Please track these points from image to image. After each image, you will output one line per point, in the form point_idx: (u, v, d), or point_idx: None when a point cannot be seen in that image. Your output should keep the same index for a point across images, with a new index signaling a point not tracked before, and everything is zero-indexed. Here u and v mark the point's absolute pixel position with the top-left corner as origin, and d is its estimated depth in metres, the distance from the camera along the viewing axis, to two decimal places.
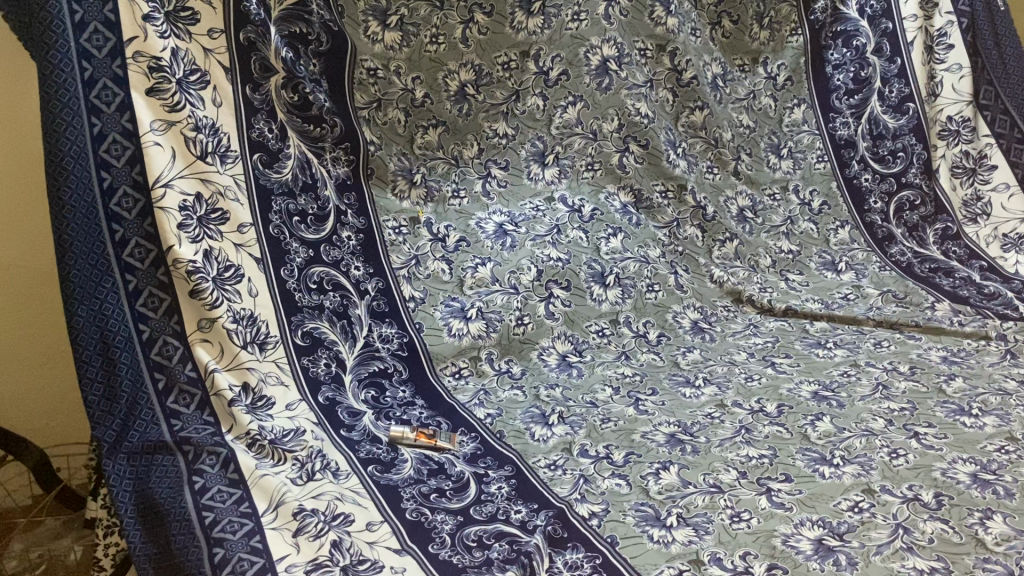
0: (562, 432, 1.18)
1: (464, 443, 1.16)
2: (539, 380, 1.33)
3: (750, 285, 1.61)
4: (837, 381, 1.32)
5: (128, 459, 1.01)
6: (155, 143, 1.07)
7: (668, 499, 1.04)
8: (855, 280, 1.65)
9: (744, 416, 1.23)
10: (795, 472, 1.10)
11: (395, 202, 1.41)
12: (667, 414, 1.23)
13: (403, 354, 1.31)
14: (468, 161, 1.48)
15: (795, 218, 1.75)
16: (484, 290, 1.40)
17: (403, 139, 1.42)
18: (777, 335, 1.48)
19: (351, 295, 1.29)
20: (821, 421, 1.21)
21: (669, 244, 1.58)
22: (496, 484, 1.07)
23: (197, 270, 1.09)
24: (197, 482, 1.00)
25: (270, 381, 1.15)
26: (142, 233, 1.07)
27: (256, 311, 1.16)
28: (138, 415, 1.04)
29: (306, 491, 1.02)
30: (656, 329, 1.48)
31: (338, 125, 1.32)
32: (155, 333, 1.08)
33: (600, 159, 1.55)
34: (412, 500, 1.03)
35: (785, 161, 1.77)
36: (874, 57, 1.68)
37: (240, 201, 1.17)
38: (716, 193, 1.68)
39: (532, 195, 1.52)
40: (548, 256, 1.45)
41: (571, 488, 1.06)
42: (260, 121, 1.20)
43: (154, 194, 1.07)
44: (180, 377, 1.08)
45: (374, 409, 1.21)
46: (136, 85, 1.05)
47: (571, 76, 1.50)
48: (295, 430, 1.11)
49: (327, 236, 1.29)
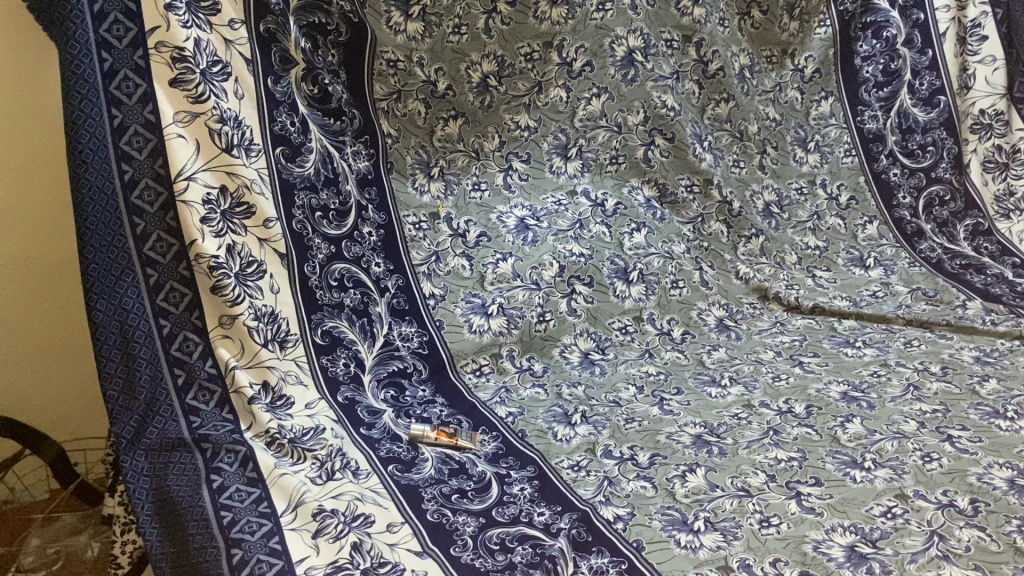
0: (585, 432, 1.15)
1: (485, 442, 1.13)
2: (560, 378, 1.30)
3: (776, 283, 1.57)
4: (866, 381, 1.29)
5: (147, 456, 1.01)
6: (178, 136, 1.05)
7: (695, 502, 1.02)
8: (883, 277, 1.62)
9: (772, 417, 1.20)
10: (825, 475, 1.07)
11: (415, 197, 1.39)
12: (692, 415, 1.20)
13: (424, 353, 1.28)
14: (489, 154, 1.44)
15: (822, 213, 1.72)
16: (505, 285, 1.38)
17: (423, 131, 1.40)
18: (806, 334, 1.45)
19: (371, 292, 1.27)
20: (851, 422, 1.18)
21: (694, 240, 1.55)
22: (519, 485, 1.04)
23: (219, 266, 1.08)
24: (215, 480, 0.99)
25: (290, 380, 1.14)
26: (163, 228, 1.06)
27: (277, 309, 1.15)
28: (157, 412, 1.04)
29: (325, 491, 1.00)
30: (681, 326, 1.45)
31: (357, 117, 1.30)
32: (174, 329, 1.07)
33: (624, 153, 1.53)
34: (433, 500, 1.00)
35: (811, 155, 1.73)
36: (905, 49, 1.64)
37: (265, 195, 1.14)
38: (742, 186, 1.65)
39: (554, 188, 1.49)
40: (569, 251, 1.42)
41: (595, 490, 1.04)
42: (283, 114, 1.18)
43: (176, 188, 1.05)
44: (200, 373, 1.08)
45: (394, 409, 1.19)
46: (158, 76, 1.03)
47: (596, 68, 1.46)
48: (315, 429, 1.09)
49: (349, 232, 1.26)
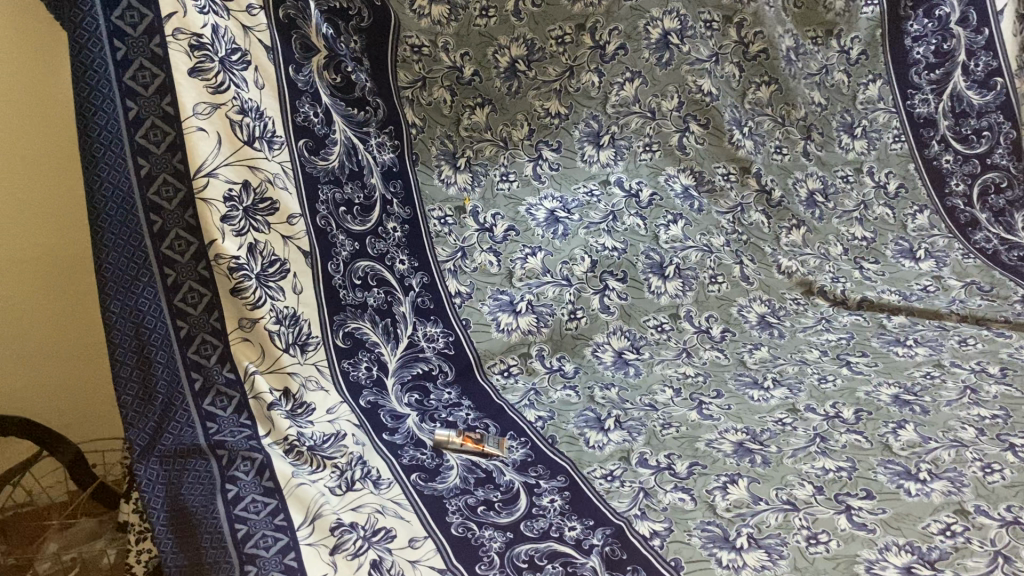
0: (619, 439, 1.09)
1: (514, 449, 1.07)
2: (593, 379, 1.22)
3: (821, 276, 1.48)
4: (919, 384, 1.22)
5: (160, 462, 0.97)
6: (198, 129, 0.99)
7: (737, 517, 0.95)
8: (935, 270, 1.53)
9: (818, 423, 1.13)
10: (877, 487, 1.00)
11: (441, 189, 1.33)
12: (733, 420, 1.14)
13: (450, 354, 1.22)
14: (518, 143, 1.38)
15: (870, 201, 1.62)
16: (535, 281, 1.31)
17: (449, 120, 1.34)
18: (853, 332, 1.37)
19: (396, 292, 1.21)
20: (904, 429, 1.11)
21: (734, 232, 1.47)
22: (549, 497, 0.99)
23: (240, 267, 1.03)
24: (230, 490, 0.95)
25: (311, 385, 1.09)
26: (182, 225, 1.01)
27: (299, 310, 1.10)
28: (172, 418, 1.00)
29: (344, 503, 0.94)
30: (720, 324, 1.36)
31: (381, 107, 1.25)
32: (193, 331, 1.03)
33: (659, 140, 1.45)
34: (457, 513, 0.95)
35: (858, 141, 1.65)
36: (958, 28, 1.55)
37: (289, 190, 1.09)
38: (784, 175, 1.56)
39: (586, 177, 1.42)
40: (602, 245, 1.35)
41: (630, 503, 0.98)
42: (306, 104, 1.12)
43: (196, 184, 1.00)
44: (217, 379, 1.04)
45: (418, 413, 1.13)
46: (177, 65, 0.98)
47: (630, 51, 1.39)
48: (336, 436, 1.05)
49: (373, 227, 1.21)
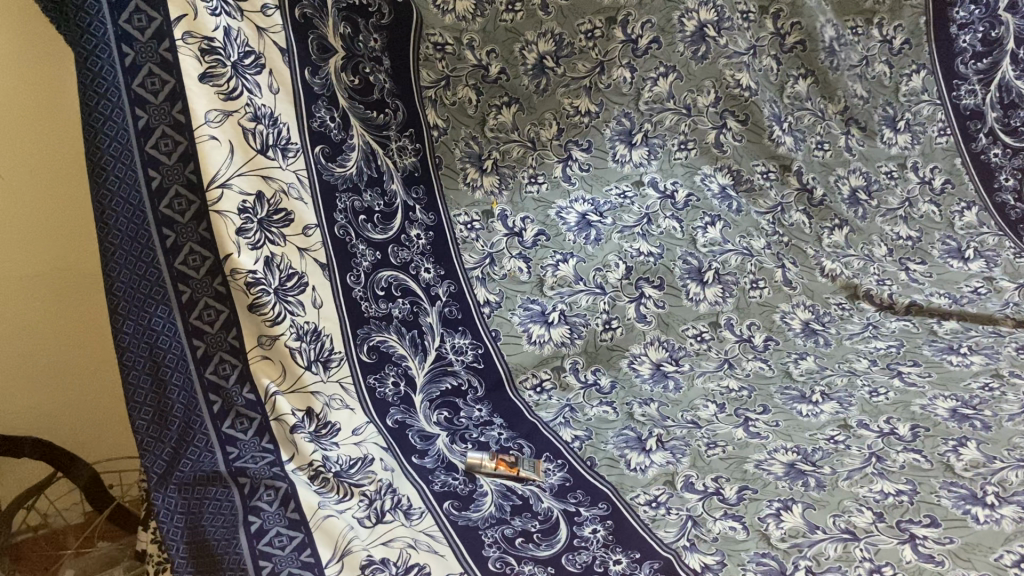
0: (662, 461, 1.03)
1: (551, 473, 1.01)
2: (631, 395, 1.16)
3: (866, 279, 1.41)
4: (978, 397, 1.15)
5: (178, 491, 0.92)
6: (210, 138, 0.93)
7: (793, 549, 0.89)
8: (985, 271, 1.46)
9: (874, 440, 1.06)
10: (942, 513, 0.94)
11: (467, 193, 1.26)
12: (782, 438, 1.08)
13: (479, 367, 1.16)
14: (546, 143, 1.31)
15: (914, 200, 1.54)
16: (567, 289, 1.24)
17: (474, 121, 1.26)
18: (902, 339, 1.30)
19: (422, 302, 1.15)
20: (965, 447, 1.04)
21: (774, 234, 1.40)
22: (591, 527, 0.93)
23: (257, 283, 0.98)
24: (253, 523, 0.89)
25: (335, 404, 1.04)
26: (197, 239, 0.95)
27: (321, 325, 1.04)
28: (191, 444, 0.95)
29: (374, 538, 0.88)
30: (763, 332, 1.30)
31: (401, 109, 1.18)
32: (210, 350, 0.97)
33: (694, 137, 1.38)
34: (494, 546, 0.89)
35: (901, 135, 1.56)
36: (1008, 14, 1.47)
37: (306, 200, 1.04)
38: (825, 171, 1.50)
39: (619, 178, 1.34)
40: (636, 250, 1.28)
41: (677, 532, 0.92)
42: (322, 109, 1.07)
43: (209, 196, 0.94)
44: (236, 401, 0.98)
45: (448, 432, 1.07)
46: (187, 70, 0.92)
47: (664, 45, 1.32)
48: (363, 460, 0.99)
49: (396, 235, 1.15)
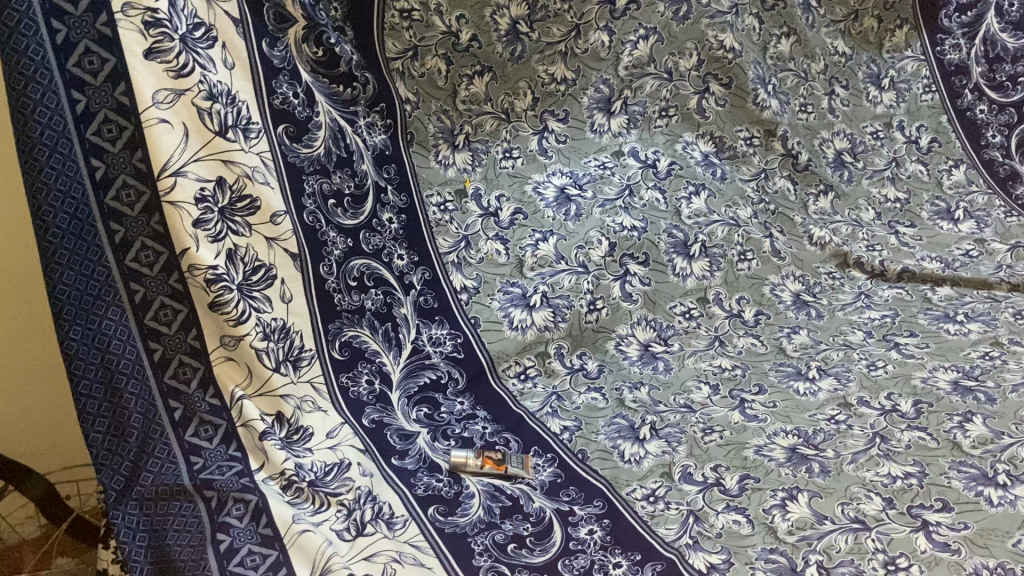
0: (658, 451, 0.97)
1: (541, 469, 0.95)
2: (620, 379, 1.10)
3: (855, 245, 1.36)
4: (980, 367, 1.10)
5: (139, 507, 0.85)
6: (159, 121, 0.85)
7: (802, 542, 0.84)
8: (976, 232, 1.41)
9: (876, 419, 1.02)
10: (954, 497, 0.89)
11: (439, 171, 1.18)
12: (782, 421, 1.02)
13: (459, 358, 1.09)
14: (521, 115, 1.23)
15: (901, 159, 1.49)
16: (548, 270, 1.17)
17: (445, 93, 1.18)
18: (896, 308, 1.25)
19: (396, 292, 1.08)
20: (971, 423, 1.00)
21: (760, 201, 1.34)
22: (587, 527, 0.87)
23: (218, 279, 0.90)
24: (223, 541, 0.82)
25: (307, 406, 0.97)
26: (148, 234, 0.87)
27: (289, 321, 0.98)
28: (151, 455, 0.87)
29: (355, 553, 0.81)
30: (753, 306, 1.24)
31: (371, 83, 1.10)
32: (168, 353, 0.89)
33: (675, 103, 1.31)
34: (486, 554, 0.83)
35: (886, 93, 1.51)
36: None
37: (271, 184, 0.96)
38: (810, 135, 1.43)
39: (597, 149, 1.28)
40: (620, 225, 1.21)
41: (679, 530, 0.87)
42: (283, 83, 0.99)
43: (161, 186, 0.86)
44: (199, 407, 0.90)
45: (429, 430, 1.00)
46: (130, 46, 0.83)
47: (643, 5, 1.24)
48: (339, 466, 0.92)
49: (366, 221, 1.08)
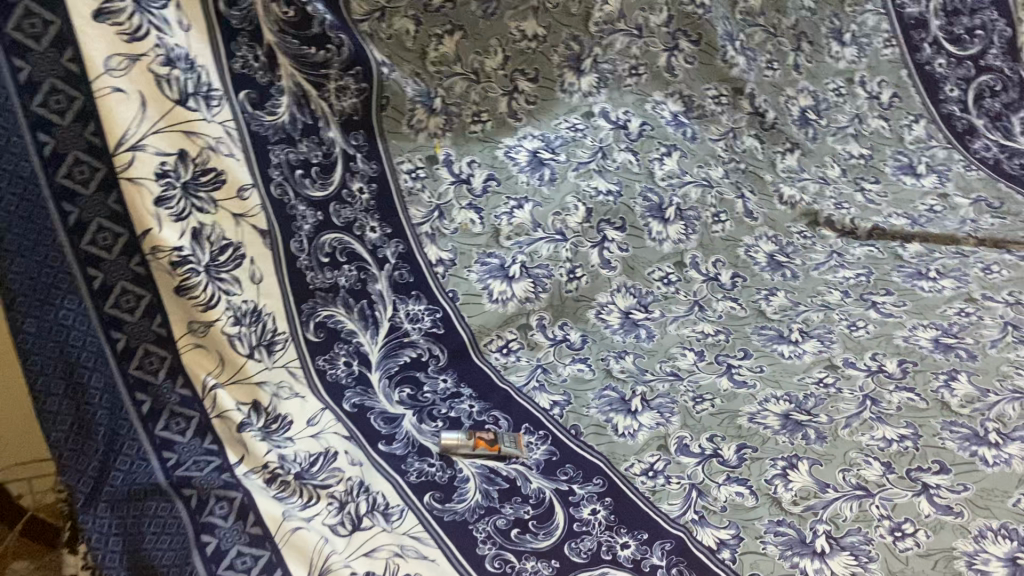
0: (651, 423, 0.95)
1: (534, 447, 0.92)
2: (604, 349, 1.07)
3: (824, 203, 1.35)
4: (957, 324, 1.11)
5: (110, 510, 0.77)
6: (113, 90, 0.79)
7: (808, 512, 0.83)
8: (938, 187, 1.42)
9: (864, 380, 1.01)
10: (950, 458, 0.89)
11: (410, 138, 1.12)
12: (771, 386, 1.01)
13: (439, 334, 1.04)
14: (491, 74, 1.17)
15: (863, 115, 1.48)
16: (524, 239, 1.12)
17: (414, 55, 1.12)
18: (869, 266, 1.25)
19: (370, 267, 1.03)
20: (957, 381, 1.00)
21: (730, 160, 1.32)
22: (589, 507, 0.84)
23: (184, 262, 0.85)
24: (209, 544, 0.77)
25: (284, 392, 0.92)
26: (105, 214, 0.80)
27: (260, 304, 0.92)
28: (121, 452, 0.80)
29: (352, 550, 0.77)
30: (729, 269, 1.22)
31: (346, 45, 1.04)
32: (132, 342, 0.83)
33: (645, 61, 1.27)
34: (489, 542, 0.80)
35: (848, 49, 1.49)
36: None
37: (236, 156, 0.91)
38: (776, 92, 1.41)
39: (567, 110, 1.23)
40: (595, 189, 1.17)
41: (683, 505, 0.85)
42: (243, 46, 0.93)
43: (119, 161, 0.80)
44: (169, 398, 0.84)
45: (414, 412, 0.96)
46: (77, 7, 0.76)
47: None
48: (325, 457, 0.87)
49: (337, 191, 1.02)
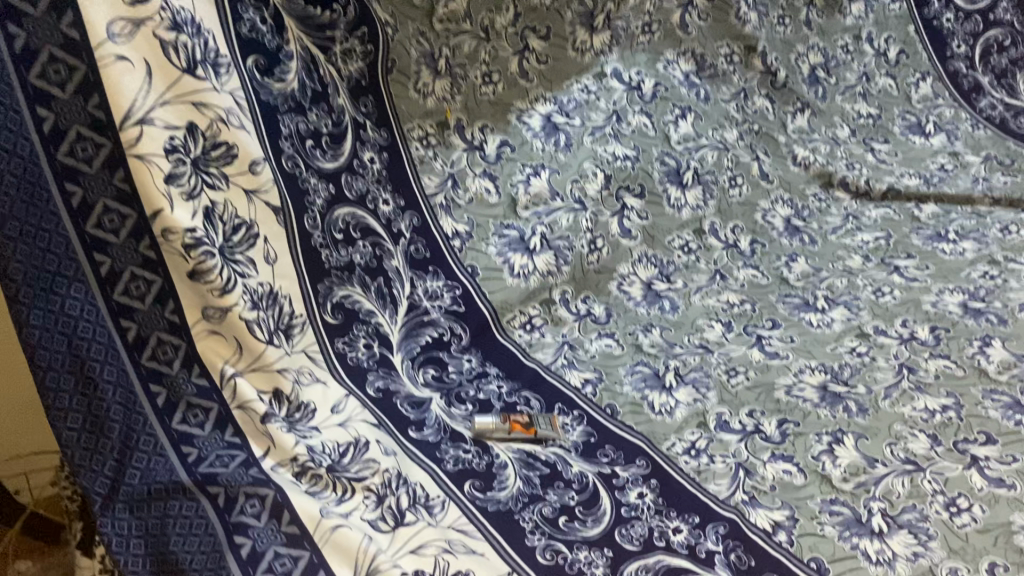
0: (689, 400, 0.92)
1: (571, 429, 0.88)
2: (631, 323, 1.03)
3: (837, 164, 1.32)
4: (983, 288, 1.09)
5: (131, 511, 0.72)
6: (117, 58, 0.72)
7: (860, 490, 0.81)
8: (948, 146, 1.40)
9: (898, 349, 0.99)
10: (995, 428, 0.87)
11: (419, 101, 1.05)
12: (805, 357, 0.98)
13: (460, 311, 1.00)
14: (501, 32, 1.10)
15: (871, 74, 1.45)
16: (543, 209, 1.08)
17: (420, 12, 1.04)
18: (887, 228, 1.23)
19: (385, 242, 0.98)
20: (991, 347, 0.98)
21: (743, 121, 1.28)
22: (636, 491, 0.81)
23: (199, 242, 0.78)
24: (243, 546, 0.71)
25: (304, 378, 0.86)
26: (112, 194, 0.73)
27: (276, 286, 0.86)
28: (137, 448, 0.74)
29: (398, 547, 0.73)
30: (747, 236, 1.18)
31: (351, 5, 0.98)
32: (144, 331, 0.76)
33: (659, 18, 1.23)
34: (537, 531, 0.76)
35: (856, 5, 1.44)
36: None
37: (247, 128, 0.84)
38: (787, 49, 1.37)
39: (578, 71, 1.16)
40: (612, 155, 1.14)
41: (731, 486, 0.82)
42: (248, 10, 0.86)
43: (125, 136, 0.73)
44: (186, 389, 0.78)
45: (442, 394, 0.91)
46: None
47: None
48: (355, 447, 0.82)
49: (348, 162, 0.96)
